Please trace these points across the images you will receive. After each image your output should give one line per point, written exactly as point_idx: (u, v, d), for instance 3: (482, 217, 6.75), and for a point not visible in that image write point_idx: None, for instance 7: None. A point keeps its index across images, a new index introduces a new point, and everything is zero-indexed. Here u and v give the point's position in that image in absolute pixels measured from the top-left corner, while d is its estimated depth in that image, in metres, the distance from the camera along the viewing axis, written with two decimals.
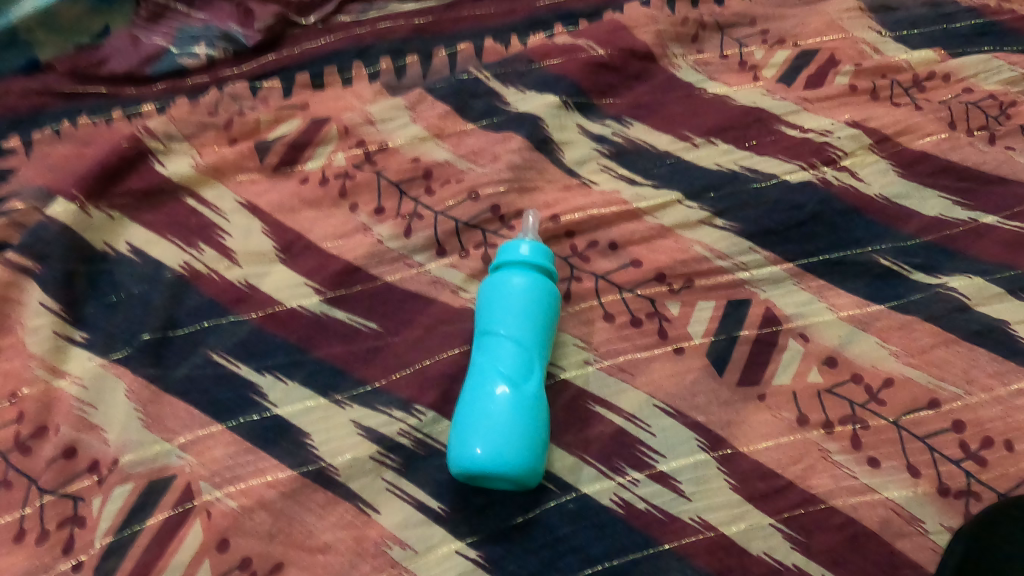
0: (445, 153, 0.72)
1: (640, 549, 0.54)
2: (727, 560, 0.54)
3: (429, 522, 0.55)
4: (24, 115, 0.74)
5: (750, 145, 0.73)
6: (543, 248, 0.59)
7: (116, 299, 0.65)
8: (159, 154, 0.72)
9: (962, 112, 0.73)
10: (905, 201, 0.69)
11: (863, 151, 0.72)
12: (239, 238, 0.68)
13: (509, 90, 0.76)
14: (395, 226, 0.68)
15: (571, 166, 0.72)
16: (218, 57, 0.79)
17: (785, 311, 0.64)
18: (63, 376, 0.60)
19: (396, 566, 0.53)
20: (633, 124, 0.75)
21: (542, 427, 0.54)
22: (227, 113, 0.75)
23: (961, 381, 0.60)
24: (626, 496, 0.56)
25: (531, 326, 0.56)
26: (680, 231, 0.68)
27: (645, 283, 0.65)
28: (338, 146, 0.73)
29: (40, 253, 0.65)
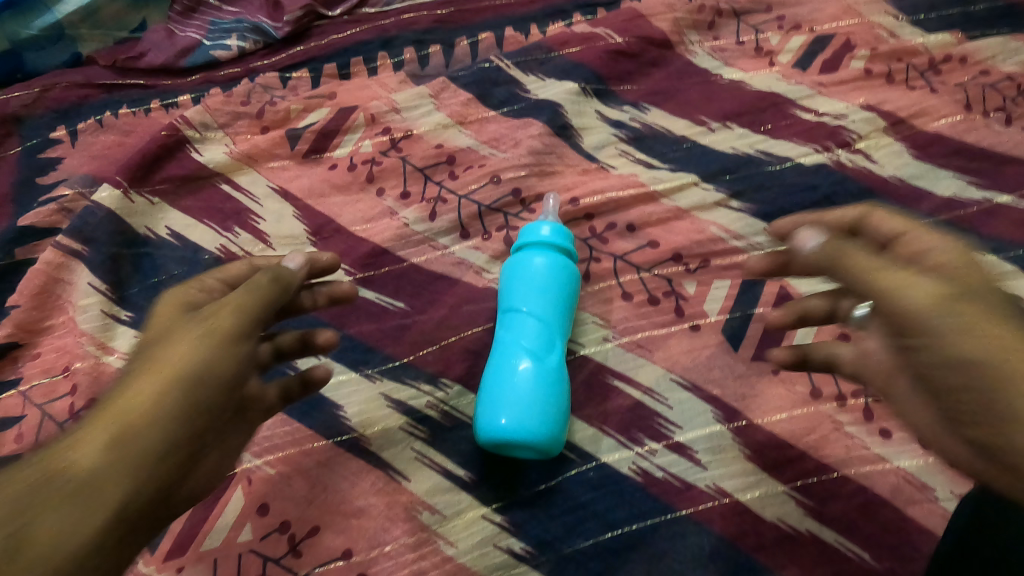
0: (468, 139, 0.75)
1: (658, 515, 0.57)
2: (742, 525, 0.56)
3: (457, 489, 0.58)
4: (70, 107, 0.78)
5: (765, 129, 0.74)
6: (564, 230, 0.62)
7: (158, 280, 0.69)
8: (195, 143, 0.75)
9: (978, 94, 0.75)
10: (919, 182, 0.70)
11: (877, 134, 0.73)
12: (272, 222, 0.71)
13: (530, 78, 0.79)
14: (420, 210, 0.71)
15: (589, 151, 0.74)
16: (249, 49, 0.82)
17: (799, 289, 0.66)
18: (110, 352, 0.65)
19: (426, 530, 0.56)
20: (650, 110, 0.77)
21: (563, 400, 0.56)
22: (259, 103, 0.78)
23: None
24: (644, 465, 0.59)
25: (553, 304, 0.59)
26: (696, 213, 0.70)
27: (662, 263, 0.67)
28: (365, 134, 0.75)
29: (87, 236, 0.69)
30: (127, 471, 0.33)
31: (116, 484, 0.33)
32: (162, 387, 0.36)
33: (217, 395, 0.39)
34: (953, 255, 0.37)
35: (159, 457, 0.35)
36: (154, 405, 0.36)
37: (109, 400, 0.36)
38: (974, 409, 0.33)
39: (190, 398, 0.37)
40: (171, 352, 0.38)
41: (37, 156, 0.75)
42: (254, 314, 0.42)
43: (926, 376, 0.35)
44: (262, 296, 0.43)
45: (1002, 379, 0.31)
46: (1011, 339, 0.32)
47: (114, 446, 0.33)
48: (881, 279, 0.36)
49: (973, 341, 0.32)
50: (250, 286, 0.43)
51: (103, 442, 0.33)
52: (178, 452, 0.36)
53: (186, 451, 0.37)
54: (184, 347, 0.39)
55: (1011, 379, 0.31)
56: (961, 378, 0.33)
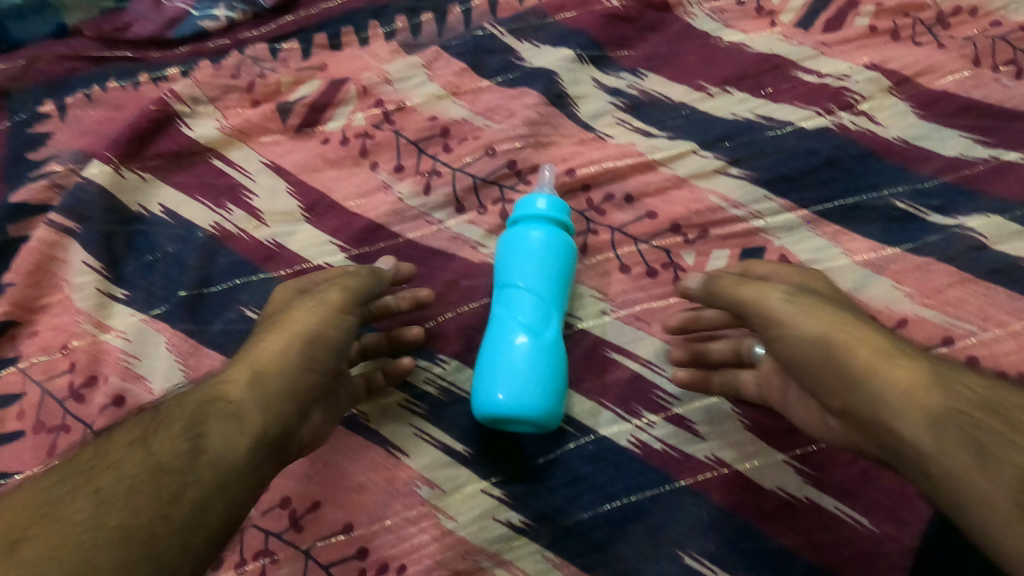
0: (462, 110, 0.73)
1: (657, 486, 0.57)
2: (741, 494, 0.57)
3: (456, 464, 0.58)
4: (57, 80, 0.77)
5: (766, 93, 0.72)
6: (560, 201, 0.60)
7: (153, 258, 0.69)
8: (186, 118, 0.74)
9: (987, 47, 0.72)
10: (924, 143, 0.69)
11: (881, 94, 0.71)
12: (266, 198, 0.71)
13: (523, 45, 0.76)
14: (415, 183, 0.70)
15: (586, 120, 0.72)
16: (239, 19, 0.80)
17: (800, 257, 0.65)
18: (108, 331, 0.66)
19: (425, 504, 0.57)
20: (648, 76, 0.74)
21: (560, 375, 0.56)
22: (249, 75, 0.76)
23: (976, 319, 0.61)
24: (643, 437, 0.59)
25: (550, 279, 0.58)
26: (695, 181, 0.68)
27: (661, 235, 0.66)
28: (358, 106, 0.74)
29: (80, 214, 0.69)
30: (266, 403, 0.45)
31: (259, 412, 0.45)
32: (287, 342, 0.49)
33: (327, 352, 0.51)
34: (790, 274, 0.55)
35: (284, 393, 0.47)
36: (282, 353, 0.48)
37: (251, 349, 0.49)
38: (836, 379, 0.45)
39: (310, 353, 0.49)
40: (296, 317, 0.51)
41: (26, 130, 0.75)
42: (353, 295, 0.55)
43: (786, 361, 0.49)
44: (358, 280, 0.56)
45: (831, 350, 0.45)
46: (840, 321, 0.46)
47: (256, 381, 0.46)
48: (745, 290, 0.51)
49: (812, 325, 0.47)
50: (352, 274, 0.57)
51: (247, 380, 0.46)
52: (298, 396, 0.48)
53: (304, 397, 0.48)
54: (303, 315, 0.51)
55: (839, 350, 0.45)
56: (815, 356, 0.46)
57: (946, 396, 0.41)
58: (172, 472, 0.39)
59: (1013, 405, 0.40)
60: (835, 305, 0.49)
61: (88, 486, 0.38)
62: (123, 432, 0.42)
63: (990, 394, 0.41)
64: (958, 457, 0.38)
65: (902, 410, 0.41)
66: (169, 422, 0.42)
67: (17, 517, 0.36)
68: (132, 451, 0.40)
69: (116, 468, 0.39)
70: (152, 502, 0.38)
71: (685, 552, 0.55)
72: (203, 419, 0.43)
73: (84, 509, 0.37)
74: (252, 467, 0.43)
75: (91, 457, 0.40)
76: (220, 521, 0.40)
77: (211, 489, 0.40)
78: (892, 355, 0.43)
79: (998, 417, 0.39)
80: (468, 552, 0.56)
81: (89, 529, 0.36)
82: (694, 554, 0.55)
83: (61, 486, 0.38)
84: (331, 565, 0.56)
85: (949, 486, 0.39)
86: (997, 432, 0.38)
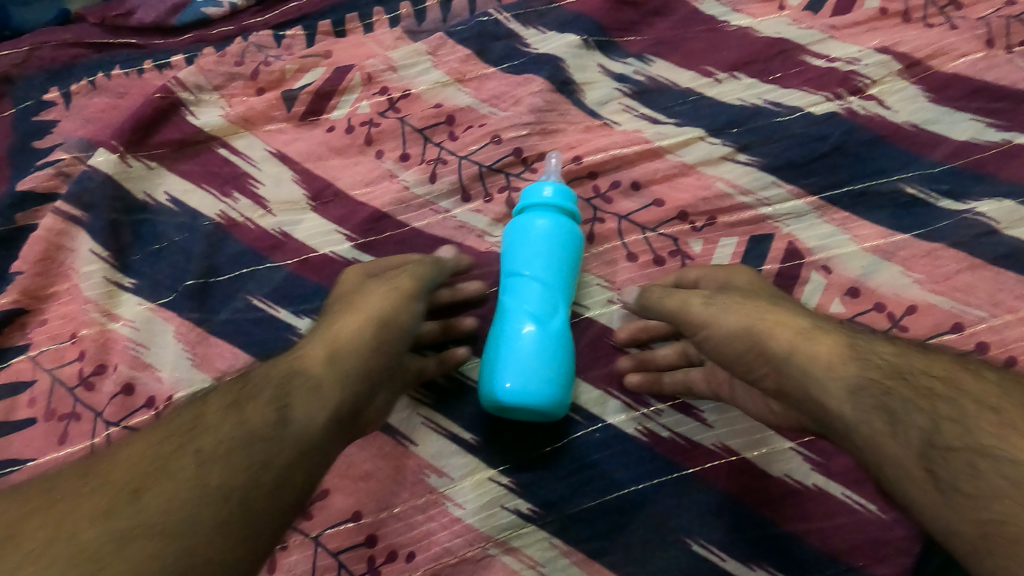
0: (467, 97, 0.72)
1: (665, 473, 0.57)
2: (748, 481, 0.57)
3: (463, 453, 0.59)
4: (61, 68, 0.77)
5: (774, 78, 0.71)
6: (567, 189, 0.60)
7: (159, 247, 0.69)
8: (191, 106, 0.74)
9: (1001, 28, 0.70)
10: (934, 127, 0.68)
11: (891, 78, 0.69)
12: (271, 187, 0.71)
13: (529, 31, 0.75)
14: (420, 172, 0.69)
15: (592, 107, 0.71)
16: (242, 6, 0.78)
17: (808, 244, 0.65)
18: (116, 319, 0.66)
19: (434, 492, 0.58)
20: (655, 62, 0.73)
21: (567, 364, 0.56)
22: (253, 63, 0.76)
23: (986, 305, 0.61)
24: (650, 425, 0.59)
25: (556, 268, 0.58)
26: (702, 168, 0.68)
27: (668, 222, 0.66)
28: (363, 94, 0.73)
29: (86, 202, 0.69)
30: (342, 380, 0.48)
31: (336, 387, 0.48)
32: (361, 324, 0.52)
33: (398, 337, 0.53)
34: (714, 273, 0.58)
35: (358, 372, 0.49)
36: (357, 334, 0.51)
37: (327, 328, 0.52)
38: (767, 365, 0.49)
39: (382, 335, 0.52)
40: (369, 298, 0.54)
41: (31, 118, 0.75)
42: (422, 280, 0.58)
43: (717, 358, 0.53)
44: (424, 268, 0.59)
45: (754, 341, 0.49)
46: (763, 311, 0.50)
47: (332, 358, 0.49)
48: (670, 301, 0.55)
49: (732, 320, 0.51)
50: (426, 262, 0.60)
51: (324, 356, 0.49)
52: (368, 376, 0.51)
53: (373, 378, 0.51)
54: (377, 299, 0.54)
55: (762, 338, 0.49)
56: (742, 347, 0.50)
57: (860, 367, 0.44)
58: (261, 439, 0.42)
59: (922, 369, 0.43)
60: (757, 296, 0.54)
61: (191, 445, 0.40)
62: (215, 397, 0.45)
63: (902, 360, 0.44)
64: (874, 425, 0.42)
65: (826, 384, 0.45)
66: (256, 392, 0.45)
67: (133, 468, 0.39)
68: (227, 416, 0.43)
69: (214, 432, 0.41)
70: (246, 464, 0.40)
71: (692, 539, 0.56)
72: (287, 393, 0.45)
73: (190, 466, 0.39)
74: (326, 438, 0.46)
75: (191, 419, 0.43)
76: (298, 489, 0.43)
77: (295, 457, 0.43)
78: (811, 335, 0.48)
79: (908, 382, 0.42)
80: (476, 539, 0.56)
81: (196, 485, 0.38)
82: (701, 541, 0.56)
83: (166, 444, 0.41)
84: (340, 552, 0.56)
85: (871, 451, 0.42)
86: (908, 396, 0.42)
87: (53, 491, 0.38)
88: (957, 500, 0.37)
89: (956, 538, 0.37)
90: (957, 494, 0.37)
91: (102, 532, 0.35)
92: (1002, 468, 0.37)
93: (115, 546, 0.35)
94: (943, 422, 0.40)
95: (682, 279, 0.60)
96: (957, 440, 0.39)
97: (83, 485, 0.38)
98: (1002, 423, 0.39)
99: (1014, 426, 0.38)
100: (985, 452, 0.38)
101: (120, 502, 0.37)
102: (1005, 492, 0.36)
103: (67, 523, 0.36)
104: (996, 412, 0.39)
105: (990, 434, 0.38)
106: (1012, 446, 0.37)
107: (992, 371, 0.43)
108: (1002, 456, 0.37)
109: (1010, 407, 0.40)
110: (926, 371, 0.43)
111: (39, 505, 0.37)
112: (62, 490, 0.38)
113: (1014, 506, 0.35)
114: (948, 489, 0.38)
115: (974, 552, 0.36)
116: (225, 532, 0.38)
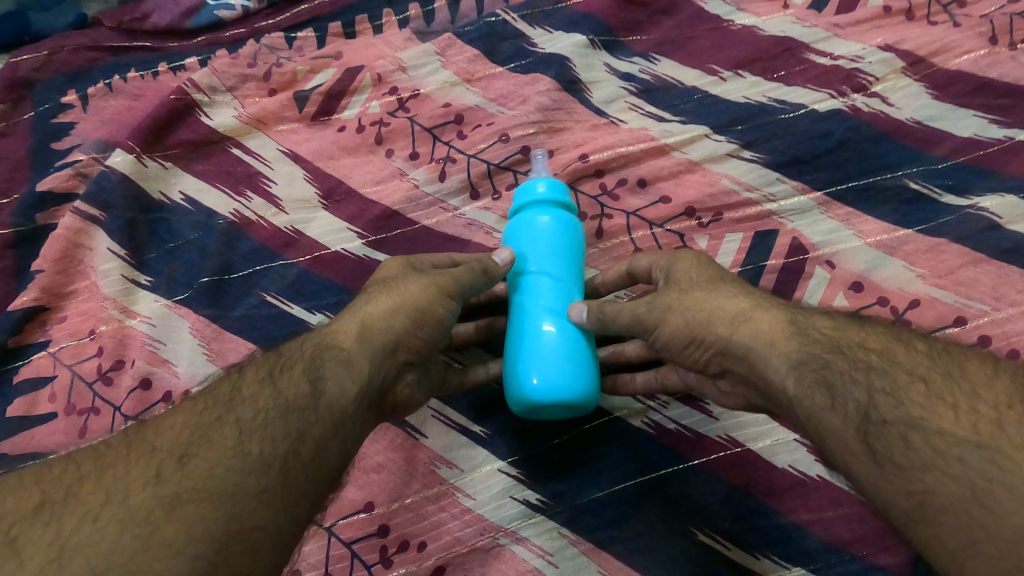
0: (475, 96, 0.73)
1: (671, 465, 0.58)
2: (753, 472, 0.58)
3: (473, 445, 0.60)
4: (79, 71, 0.78)
5: (779, 76, 0.72)
6: (560, 183, 0.60)
7: (175, 245, 0.71)
8: (205, 107, 0.75)
9: (1005, 25, 0.70)
10: (937, 124, 0.68)
11: (895, 75, 0.70)
12: (284, 186, 0.72)
13: (536, 31, 0.76)
14: (430, 170, 0.71)
15: (599, 105, 0.72)
16: (254, 8, 0.80)
17: (813, 240, 0.65)
18: (133, 316, 0.68)
19: (444, 483, 0.59)
20: (660, 61, 0.74)
21: (589, 360, 0.55)
22: (266, 64, 0.77)
23: (989, 298, 0.61)
24: (656, 418, 0.60)
25: (564, 262, 0.58)
26: (708, 165, 0.69)
27: (674, 218, 0.67)
28: (373, 94, 0.74)
29: (104, 202, 0.71)
30: (373, 355, 0.50)
31: (368, 362, 0.50)
32: (394, 304, 0.53)
33: (433, 329, 0.53)
34: (661, 266, 0.58)
35: (388, 352, 0.51)
36: (390, 319, 0.52)
37: (359, 305, 0.54)
38: (711, 349, 0.51)
39: (416, 324, 0.52)
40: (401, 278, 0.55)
41: (50, 121, 0.77)
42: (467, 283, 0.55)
43: (671, 356, 0.54)
44: (468, 273, 0.55)
45: (698, 333, 0.51)
46: (700, 300, 0.52)
47: (364, 334, 0.51)
48: (623, 316, 0.54)
49: (677, 318, 0.52)
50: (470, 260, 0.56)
51: (356, 332, 0.51)
52: (399, 355, 0.52)
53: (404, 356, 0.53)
54: (415, 290, 0.53)
55: (704, 328, 0.50)
56: (687, 340, 0.52)
57: (802, 343, 0.46)
58: (298, 409, 0.44)
59: (860, 342, 0.44)
60: (701, 282, 0.54)
61: (231, 416, 0.43)
62: (250, 368, 0.47)
63: (841, 334, 0.46)
64: (815, 399, 0.43)
65: (771, 360, 0.47)
66: (290, 364, 0.47)
67: (178, 436, 0.41)
68: (264, 388, 0.45)
69: (251, 402, 0.44)
70: (284, 434, 0.43)
71: (698, 528, 0.57)
72: (319, 368, 0.47)
73: (232, 435, 0.42)
74: (358, 412, 0.48)
75: (228, 390, 0.45)
76: (336, 457, 0.46)
77: (331, 427, 0.45)
78: (751, 315, 0.49)
79: (846, 356, 0.44)
80: (486, 529, 0.57)
81: (239, 453, 0.41)
82: (707, 531, 0.57)
83: (207, 414, 0.43)
84: (353, 542, 0.58)
85: (814, 425, 0.43)
86: (843, 369, 0.43)
87: (106, 456, 0.40)
88: (892, 472, 0.38)
89: (893, 508, 0.39)
90: (892, 467, 0.38)
91: (154, 497, 0.38)
92: (931, 439, 0.38)
93: (167, 509, 0.37)
94: (878, 396, 0.41)
95: (633, 271, 0.60)
96: (890, 412, 0.40)
97: (132, 452, 0.40)
98: (931, 394, 0.40)
99: (941, 396, 0.40)
100: (917, 423, 0.39)
101: (168, 468, 0.39)
102: (933, 463, 0.37)
103: (122, 488, 0.38)
104: (927, 383, 0.41)
105: (921, 405, 0.40)
106: (942, 418, 0.39)
107: (923, 339, 0.44)
108: (931, 427, 0.39)
109: (940, 377, 0.41)
110: (863, 345, 0.44)
111: (95, 470, 0.39)
112: (114, 456, 0.40)
113: (943, 477, 0.37)
114: (883, 460, 0.39)
115: (911, 521, 0.38)
116: (268, 497, 0.40)
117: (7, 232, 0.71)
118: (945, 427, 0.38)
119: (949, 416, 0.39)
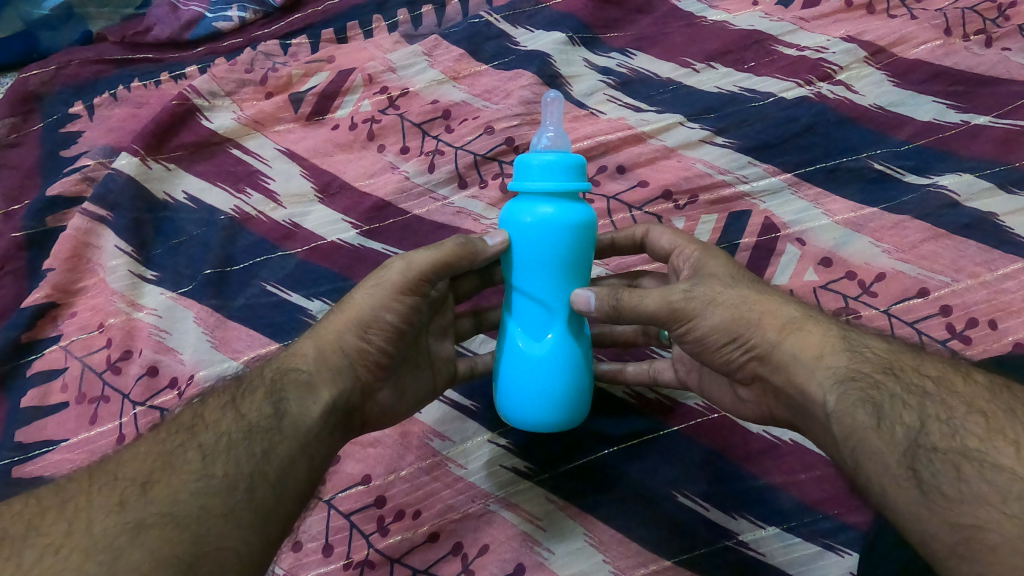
0: (461, 93, 0.77)
1: (652, 431, 0.62)
2: (729, 437, 0.61)
3: (464, 418, 0.64)
4: (85, 82, 0.82)
5: (748, 67, 0.75)
6: (564, 163, 0.50)
7: (178, 241, 0.74)
8: (205, 111, 0.79)
9: (958, 17, 0.74)
10: (899, 109, 0.72)
11: (857, 64, 0.74)
12: (282, 181, 0.76)
13: (518, 30, 0.80)
14: (419, 163, 0.74)
15: (579, 98, 0.76)
16: (250, 19, 0.84)
17: (783, 219, 0.69)
18: (140, 309, 0.71)
19: (437, 455, 0.62)
20: (637, 55, 0.78)
21: (574, 380, 0.53)
22: (262, 70, 0.80)
23: (949, 271, 0.65)
24: (636, 389, 0.64)
25: (555, 267, 0.52)
26: (682, 151, 0.72)
27: (652, 201, 0.71)
28: (364, 93, 0.78)
29: (111, 203, 0.75)
30: (332, 378, 0.52)
31: (327, 384, 0.51)
32: (346, 325, 0.53)
33: (383, 337, 0.54)
34: (690, 255, 0.59)
35: (344, 372, 0.53)
36: (340, 337, 0.53)
37: (319, 325, 0.55)
38: (750, 351, 0.50)
39: (365, 337, 0.53)
40: (356, 295, 0.55)
41: (59, 130, 0.81)
42: (417, 274, 0.54)
43: (697, 351, 0.53)
44: (454, 254, 0.54)
45: (743, 333, 0.49)
46: (747, 299, 0.50)
47: (322, 359, 0.52)
48: (650, 300, 0.51)
49: (719, 314, 0.50)
50: (432, 248, 0.55)
51: (314, 354, 0.52)
52: (359, 375, 0.54)
53: (364, 376, 0.54)
54: (364, 300, 0.54)
55: (750, 328, 0.49)
56: (725, 338, 0.50)
57: (850, 360, 0.45)
58: (261, 431, 0.46)
59: (915, 368, 0.44)
60: (739, 281, 0.53)
61: (193, 442, 0.44)
62: (212, 397, 0.48)
63: (895, 357, 0.45)
64: (858, 418, 0.42)
65: (814, 374, 0.46)
66: (252, 390, 0.49)
67: (141, 465, 0.43)
68: (226, 413, 0.47)
69: (213, 428, 0.45)
70: (250, 455, 0.44)
71: (678, 491, 0.60)
72: (282, 396, 0.48)
73: (195, 460, 0.43)
74: (325, 431, 0.50)
75: (190, 417, 0.46)
76: (304, 479, 0.47)
77: (297, 446, 0.47)
78: (800, 325, 0.48)
79: (898, 378, 0.43)
80: (476, 496, 0.61)
81: (203, 477, 0.42)
82: (687, 494, 0.59)
83: (168, 443, 0.44)
84: (351, 514, 0.61)
85: (852, 445, 0.43)
86: (895, 391, 0.42)
87: (68, 488, 0.41)
88: (937, 503, 0.38)
89: (934, 539, 0.38)
90: (937, 496, 0.38)
91: (117, 524, 0.39)
92: (988, 472, 0.38)
93: (132, 535, 0.38)
94: (931, 424, 0.40)
95: (649, 239, 0.63)
96: (943, 442, 0.39)
97: (94, 482, 0.41)
98: (990, 428, 0.39)
99: (1002, 431, 0.39)
100: (972, 456, 0.38)
101: (131, 495, 0.40)
102: (988, 499, 0.37)
103: (85, 516, 0.39)
104: (987, 416, 0.40)
105: (979, 438, 0.39)
106: (1001, 453, 0.38)
107: (980, 371, 0.44)
108: (989, 460, 0.38)
109: (999, 412, 0.40)
110: (919, 371, 0.44)
111: (58, 502, 0.40)
112: (76, 487, 0.41)
113: (998, 515, 0.36)
114: (930, 490, 0.38)
115: (951, 555, 0.37)
116: (237, 518, 0.41)
117: (19, 235, 0.75)
118: (1005, 462, 0.38)
119: (1009, 452, 0.38)
